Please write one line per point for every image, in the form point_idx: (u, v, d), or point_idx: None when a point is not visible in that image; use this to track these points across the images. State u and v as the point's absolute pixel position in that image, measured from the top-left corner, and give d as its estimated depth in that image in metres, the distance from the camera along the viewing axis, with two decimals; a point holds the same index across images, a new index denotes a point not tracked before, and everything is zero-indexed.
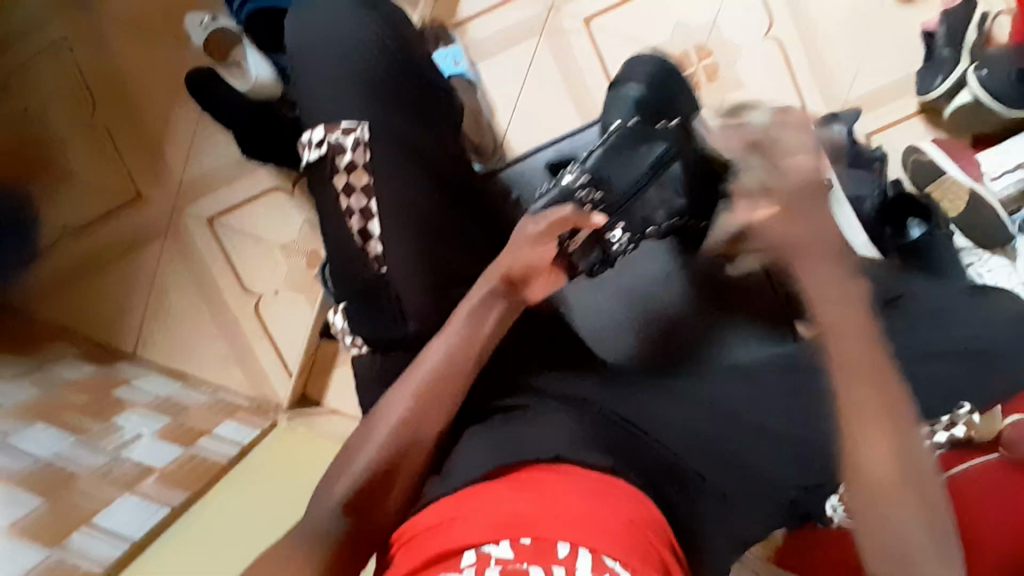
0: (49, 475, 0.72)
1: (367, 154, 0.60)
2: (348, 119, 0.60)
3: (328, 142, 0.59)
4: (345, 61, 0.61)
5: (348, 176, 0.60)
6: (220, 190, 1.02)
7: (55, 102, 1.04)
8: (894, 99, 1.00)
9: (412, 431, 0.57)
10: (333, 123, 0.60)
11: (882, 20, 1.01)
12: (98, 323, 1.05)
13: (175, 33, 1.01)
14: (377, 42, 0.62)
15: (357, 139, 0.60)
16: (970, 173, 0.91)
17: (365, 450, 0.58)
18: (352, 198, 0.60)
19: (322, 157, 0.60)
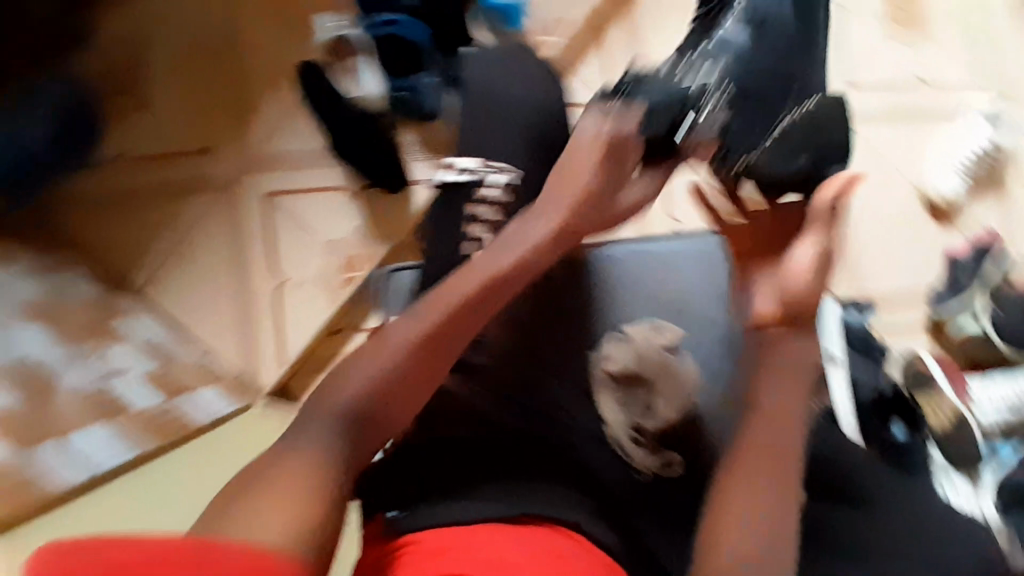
0: None
1: (505, 197, 0.71)
2: (499, 161, 0.72)
3: (477, 173, 0.72)
4: (507, 118, 0.74)
5: (480, 207, 0.71)
6: (291, 171, 1.04)
7: (166, 37, 1.06)
8: (910, 304, 1.14)
9: (407, 374, 0.59)
10: (486, 160, 0.72)
11: (919, 235, 1.14)
12: (115, 251, 1.03)
13: (303, 20, 1.06)
14: (528, 109, 0.75)
15: (502, 181, 0.71)
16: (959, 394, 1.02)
17: (353, 383, 0.57)
18: (475, 226, 0.71)
19: (468, 183, 0.72)
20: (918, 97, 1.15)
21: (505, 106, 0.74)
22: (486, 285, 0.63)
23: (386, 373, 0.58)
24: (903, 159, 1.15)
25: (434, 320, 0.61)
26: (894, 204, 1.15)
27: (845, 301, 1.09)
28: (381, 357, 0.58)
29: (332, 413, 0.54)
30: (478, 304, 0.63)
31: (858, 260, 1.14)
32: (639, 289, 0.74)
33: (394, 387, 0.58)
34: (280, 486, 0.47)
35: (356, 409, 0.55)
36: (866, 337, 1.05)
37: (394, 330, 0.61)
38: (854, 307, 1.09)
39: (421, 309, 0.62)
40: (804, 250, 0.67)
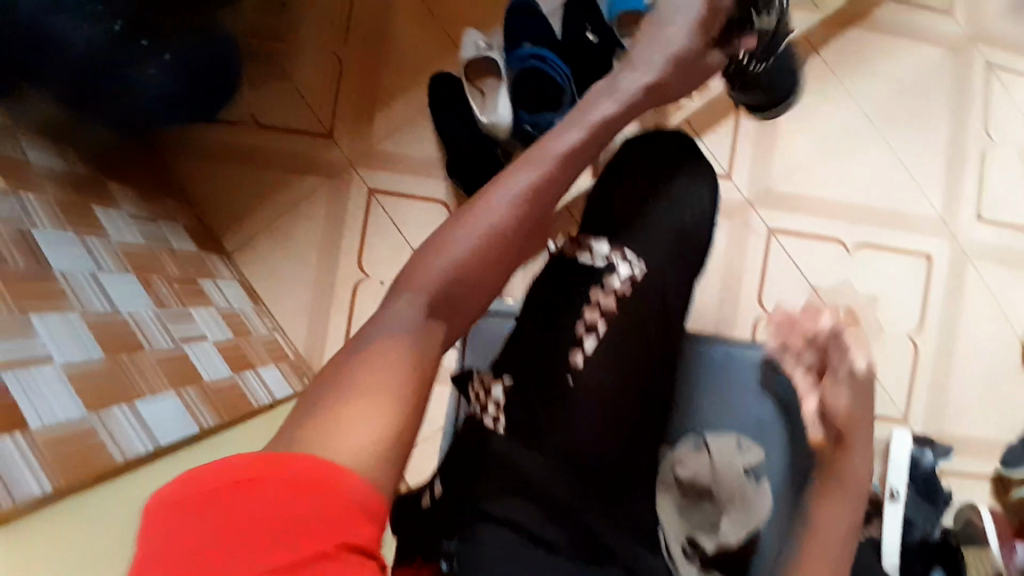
0: (119, 332, 0.74)
1: (628, 288, 0.67)
2: (633, 256, 0.69)
3: (608, 260, 0.68)
4: (653, 216, 0.72)
5: (601, 293, 0.66)
6: (401, 174, 1.05)
7: (316, 14, 1.07)
8: (979, 453, 1.11)
9: (477, 272, 0.59)
10: (618, 248, 0.69)
11: (1009, 387, 1.11)
12: (219, 210, 1.06)
13: (447, 32, 1.06)
14: (664, 208, 0.72)
15: (630, 274, 0.67)
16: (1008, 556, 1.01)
17: (416, 285, 0.56)
18: (590, 310, 0.66)
19: (597, 269, 0.68)
20: None
21: (634, 188, 0.74)
22: (554, 174, 0.64)
23: (456, 266, 0.58)
24: (1009, 304, 1.11)
25: (506, 206, 0.61)
26: (993, 348, 1.11)
27: (920, 438, 1.07)
28: (443, 258, 0.58)
29: (415, 296, 0.56)
30: (542, 190, 0.63)
31: (941, 395, 1.10)
32: (738, 395, 0.71)
33: (463, 285, 0.58)
34: (358, 387, 0.47)
35: (432, 298, 0.56)
36: (932, 481, 1.05)
37: (438, 253, 0.58)
38: (929, 446, 1.06)
39: (473, 216, 0.60)
40: (834, 375, 0.69)
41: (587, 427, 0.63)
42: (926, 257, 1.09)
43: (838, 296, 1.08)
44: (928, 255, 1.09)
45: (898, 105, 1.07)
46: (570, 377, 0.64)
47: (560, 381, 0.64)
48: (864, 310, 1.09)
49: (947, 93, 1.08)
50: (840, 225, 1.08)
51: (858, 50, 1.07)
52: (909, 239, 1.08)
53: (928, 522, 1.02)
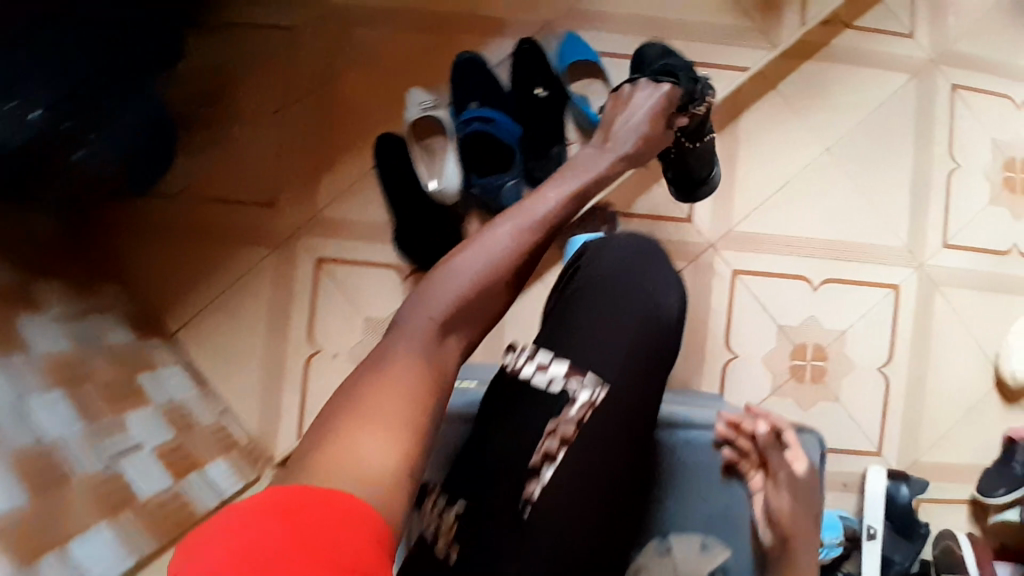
0: (46, 468, 0.74)
1: (587, 417, 0.60)
2: (595, 376, 0.61)
3: (565, 386, 0.60)
4: (617, 319, 0.63)
5: (560, 421, 0.60)
6: (348, 241, 1.00)
7: (254, 75, 1.01)
8: (958, 479, 1.09)
9: (492, 286, 0.62)
10: (578, 369, 0.61)
11: (984, 413, 1.09)
12: (162, 287, 1.00)
13: (391, 87, 1.00)
14: (632, 309, 0.64)
15: (589, 399, 0.60)
16: None
17: (437, 297, 0.60)
18: (548, 438, 0.60)
19: (556, 396, 0.60)
20: (1009, 266, 1.08)
21: (593, 283, 0.65)
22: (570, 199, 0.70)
23: (477, 280, 0.61)
24: (981, 329, 1.08)
25: (527, 225, 0.65)
26: (965, 373, 1.09)
27: (895, 472, 1.04)
28: (463, 272, 0.61)
29: (424, 318, 0.59)
30: (559, 213, 0.68)
31: (915, 424, 1.08)
32: (704, 482, 0.70)
33: (478, 302, 0.61)
34: (371, 405, 0.52)
35: (449, 310, 0.59)
36: (910, 516, 1.02)
37: (458, 265, 0.62)
38: (904, 481, 1.03)
39: (493, 233, 0.64)
40: (777, 479, 0.65)
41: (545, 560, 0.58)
42: (893, 287, 1.07)
43: (805, 334, 1.07)
44: (895, 286, 1.07)
45: (861, 137, 1.06)
46: (528, 510, 0.58)
47: (518, 514, 0.58)
48: (830, 346, 1.07)
49: (908, 122, 1.06)
50: (805, 261, 1.06)
51: (806, 87, 1.06)
52: (874, 272, 1.07)
53: (907, 557, 1.00)
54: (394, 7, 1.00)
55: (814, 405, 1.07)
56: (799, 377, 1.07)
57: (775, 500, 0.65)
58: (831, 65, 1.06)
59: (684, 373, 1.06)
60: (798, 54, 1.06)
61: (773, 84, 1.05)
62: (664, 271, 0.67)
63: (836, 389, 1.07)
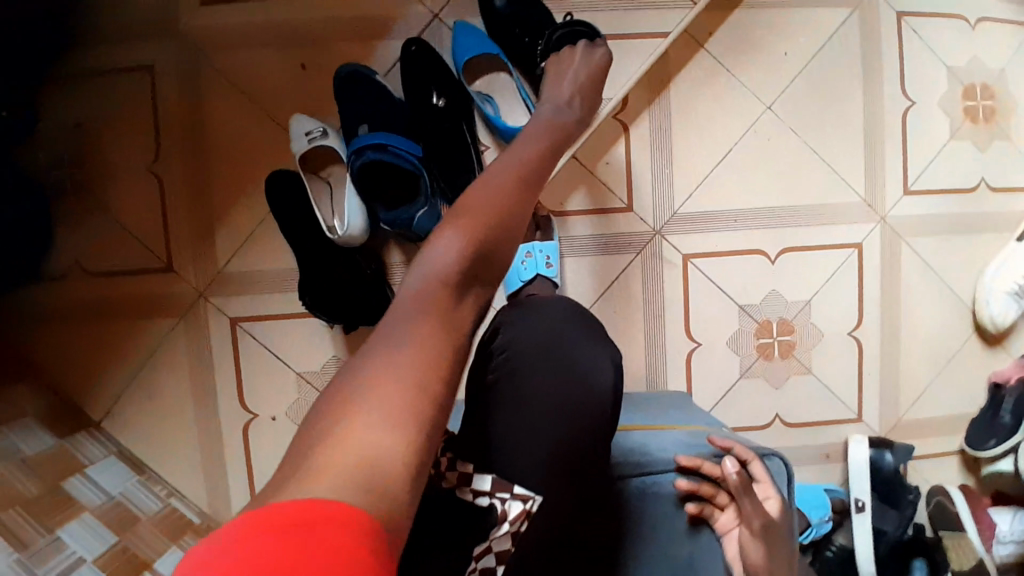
0: None
1: (524, 525, 0.52)
2: (525, 485, 0.52)
3: (494, 499, 0.51)
4: (541, 403, 0.57)
5: (494, 538, 0.50)
6: (259, 295, 0.92)
7: (121, 131, 0.91)
8: (943, 433, 1.04)
9: (503, 223, 0.51)
10: (505, 480, 0.52)
11: (966, 359, 1.04)
12: (73, 374, 0.94)
13: (277, 119, 0.90)
14: (560, 387, 0.58)
15: (524, 508, 0.51)
16: (984, 538, 0.96)
17: (444, 244, 0.49)
18: (481, 559, 0.50)
19: (483, 510, 0.50)
20: (975, 204, 1.02)
21: (512, 364, 0.59)
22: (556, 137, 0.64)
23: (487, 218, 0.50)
24: (953, 273, 1.02)
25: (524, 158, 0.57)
26: (942, 322, 1.03)
27: (877, 440, 0.98)
28: (468, 209, 0.51)
29: (425, 285, 0.47)
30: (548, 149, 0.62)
31: (893, 383, 1.03)
32: (667, 534, 0.62)
33: (491, 244, 0.50)
34: (375, 389, 0.40)
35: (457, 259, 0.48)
36: (896, 481, 0.96)
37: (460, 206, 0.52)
38: (887, 448, 0.97)
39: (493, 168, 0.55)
40: (748, 519, 0.59)
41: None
42: (854, 247, 1.00)
43: (769, 310, 1.00)
44: (856, 245, 1.00)
45: (804, 88, 0.97)
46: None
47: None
48: (796, 318, 1.01)
49: (848, 64, 0.97)
50: (758, 232, 0.99)
51: (735, 43, 0.96)
52: (832, 233, 1.00)
53: (897, 525, 0.94)
54: (264, 26, 0.89)
55: (787, 380, 1.01)
56: (768, 355, 1.00)
57: (747, 548, 0.58)
58: (763, 12, 0.96)
59: (647, 370, 1.00)
60: (724, 6, 0.96)
61: (701, 43, 0.96)
62: (590, 335, 0.62)
63: (807, 360, 1.01)
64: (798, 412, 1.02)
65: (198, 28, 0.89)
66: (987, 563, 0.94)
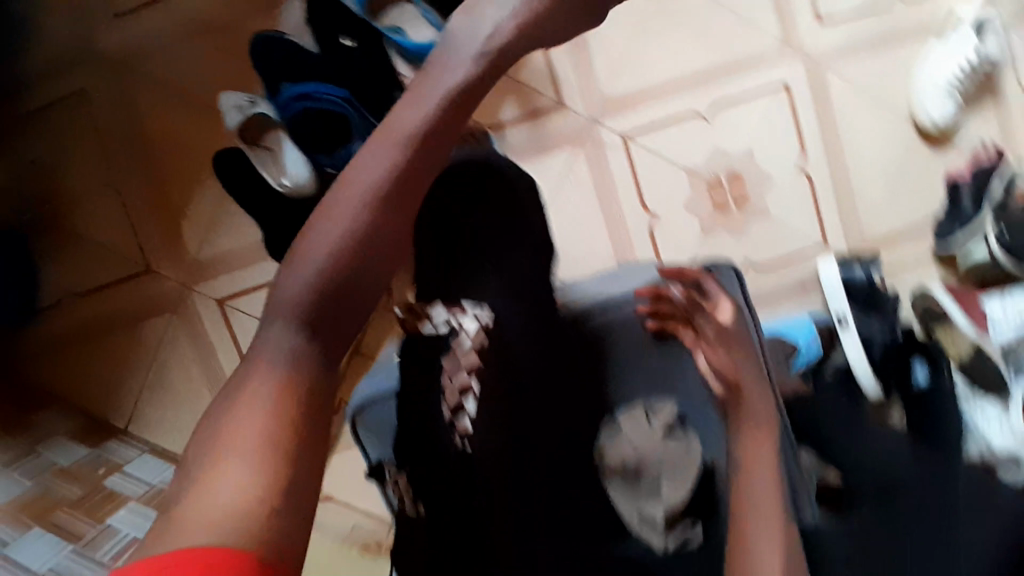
0: None
1: (484, 339, 0.66)
2: (472, 303, 0.67)
3: (452, 322, 0.66)
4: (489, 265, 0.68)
5: (461, 352, 0.65)
6: (236, 270, 0.97)
7: (70, 156, 0.96)
8: (913, 241, 1.08)
9: (359, 252, 0.51)
10: (458, 306, 0.67)
11: (916, 168, 1.07)
12: (89, 391, 0.99)
13: (208, 105, 0.95)
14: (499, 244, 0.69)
15: (479, 323, 0.66)
16: (975, 320, 0.98)
17: (299, 278, 0.50)
18: (455, 375, 0.65)
19: (447, 335, 0.66)
20: (891, 17, 1.04)
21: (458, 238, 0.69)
22: (444, 114, 0.58)
23: (341, 249, 0.51)
24: (885, 89, 1.05)
25: (389, 164, 0.54)
26: (885, 138, 1.06)
27: (844, 258, 1.05)
28: (325, 239, 0.51)
29: (284, 330, 0.49)
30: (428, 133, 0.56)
31: (851, 207, 1.07)
32: (637, 349, 0.69)
33: (352, 275, 0.51)
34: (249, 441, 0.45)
35: (311, 299, 0.50)
36: (871, 289, 1.02)
37: (316, 234, 0.51)
38: (855, 263, 1.04)
39: (356, 180, 0.53)
40: (706, 330, 0.65)
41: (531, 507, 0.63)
42: (782, 88, 1.03)
43: (717, 166, 1.04)
44: (783, 85, 1.03)
45: None
46: (468, 444, 0.63)
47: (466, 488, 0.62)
48: (744, 168, 1.05)
49: None
50: (688, 96, 1.02)
51: None
52: (757, 78, 1.03)
53: (881, 331, 1.00)
54: (174, 25, 0.94)
55: (749, 227, 1.06)
56: (724, 212, 1.06)
57: (713, 354, 0.63)
58: None
59: (617, 253, 1.04)
60: None
61: None
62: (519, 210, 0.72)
63: (763, 204, 1.06)
64: (764, 254, 1.07)
65: (114, 42, 0.94)
66: (983, 347, 0.97)
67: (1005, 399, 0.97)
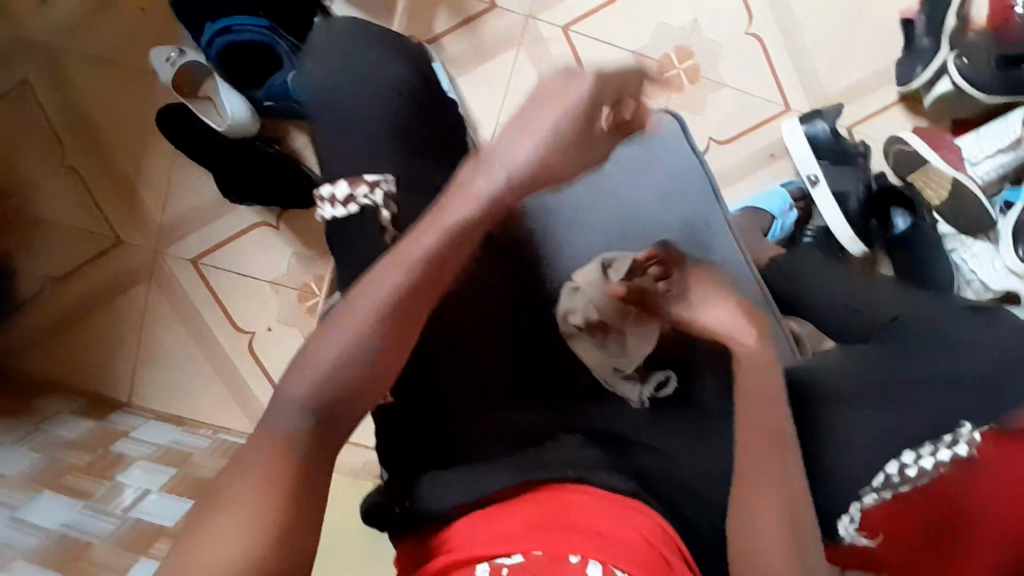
0: (66, 546, 0.70)
1: (395, 205, 0.63)
2: (372, 173, 0.63)
3: (356, 198, 0.62)
4: (357, 114, 0.65)
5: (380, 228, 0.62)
6: (203, 229, 0.98)
7: (25, 142, 0.97)
8: (875, 90, 1.04)
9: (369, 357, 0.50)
10: (357, 178, 0.63)
11: (867, 14, 1.03)
12: (87, 370, 1.01)
13: (145, 68, 0.95)
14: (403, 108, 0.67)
15: (384, 192, 0.63)
16: (952, 163, 0.97)
17: (308, 374, 0.49)
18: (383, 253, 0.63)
19: (356, 214, 0.62)
20: None
21: (329, 92, 0.65)
22: (468, 227, 0.56)
23: (353, 353, 0.50)
24: None
25: (411, 273, 0.53)
26: None
27: (806, 115, 1.02)
28: (337, 335, 0.50)
29: (281, 426, 0.47)
30: (449, 251, 0.55)
31: (808, 62, 1.04)
32: (604, 228, 0.81)
33: (362, 381, 0.50)
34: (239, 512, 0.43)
35: (313, 400, 0.48)
36: (838, 143, 0.99)
37: (331, 329, 0.51)
38: (817, 118, 1.00)
39: (378, 283, 0.52)
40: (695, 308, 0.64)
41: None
42: None
43: (662, 44, 1.03)
44: None
45: None
46: None
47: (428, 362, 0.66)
48: (691, 42, 1.03)
49: None
50: None
51: None
52: None
53: (855, 182, 0.97)
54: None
55: (706, 102, 1.04)
56: (679, 89, 1.04)
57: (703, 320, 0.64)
58: None
59: None
60: None
61: None
62: (380, 49, 0.68)
63: (716, 75, 1.03)
64: (727, 126, 1.04)
65: (45, 22, 0.96)
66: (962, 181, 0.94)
67: (992, 237, 0.97)
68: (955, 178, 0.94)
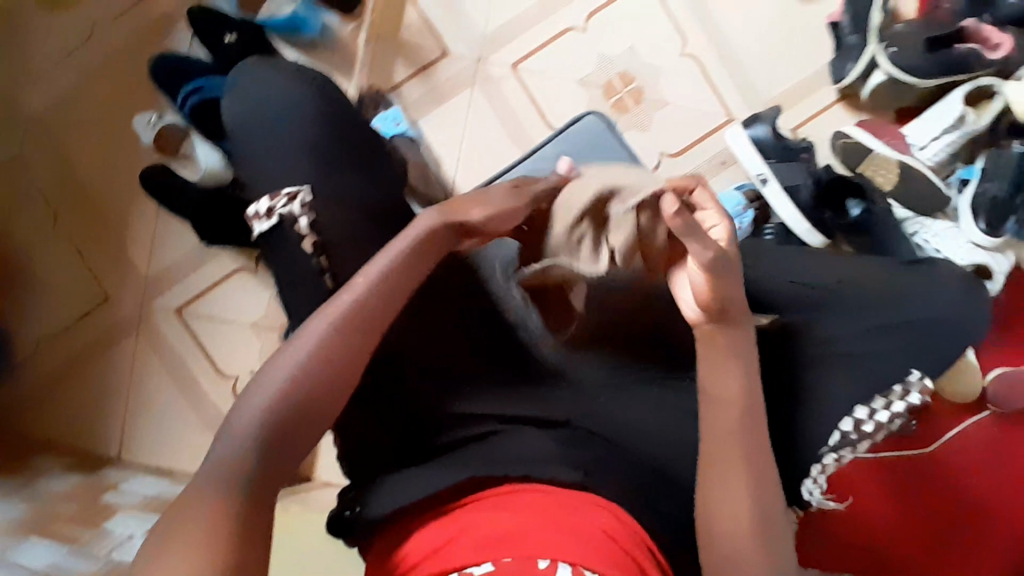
0: None
1: (310, 214, 0.67)
2: (290, 185, 0.68)
3: (275, 210, 0.67)
4: (277, 139, 0.70)
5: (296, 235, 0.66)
6: (184, 279, 1.03)
7: (22, 214, 1.05)
8: (814, 92, 1.09)
9: (326, 367, 0.56)
10: (276, 192, 0.68)
11: (795, 24, 1.09)
12: (78, 427, 1.04)
13: (127, 137, 1.04)
14: (322, 128, 0.72)
15: (301, 202, 0.67)
16: (897, 148, 1.01)
17: (264, 392, 0.54)
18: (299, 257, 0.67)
19: (277, 224, 0.67)
20: None
21: (260, 122, 0.71)
22: (412, 254, 0.63)
23: (307, 369, 0.55)
24: None
25: (357, 297, 0.59)
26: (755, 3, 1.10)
27: (746, 121, 1.05)
28: (293, 356, 0.56)
29: (236, 444, 0.52)
30: (396, 277, 0.61)
31: (744, 73, 1.10)
32: None
33: (312, 392, 0.55)
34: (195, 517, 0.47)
35: (268, 417, 0.53)
36: (781, 142, 1.03)
37: (288, 349, 0.57)
38: (756, 122, 1.04)
39: (333, 305, 0.59)
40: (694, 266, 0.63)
41: (437, 365, 0.68)
42: None
43: (606, 71, 1.10)
44: None
45: None
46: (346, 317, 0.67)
47: (381, 359, 0.67)
48: (632, 67, 1.10)
49: None
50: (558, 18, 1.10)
51: None
52: None
53: (802, 176, 1.00)
54: (83, 76, 1.04)
55: (653, 120, 1.10)
56: (624, 110, 1.10)
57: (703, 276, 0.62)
58: None
59: None
60: None
61: None
62: (291, 81, 0.73)
63: (658, 94, 1.10)
64: (674, 140, 1.10)
65: (37, 106, 1.05)
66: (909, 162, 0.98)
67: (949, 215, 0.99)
68: (900, 161, 0.98)
